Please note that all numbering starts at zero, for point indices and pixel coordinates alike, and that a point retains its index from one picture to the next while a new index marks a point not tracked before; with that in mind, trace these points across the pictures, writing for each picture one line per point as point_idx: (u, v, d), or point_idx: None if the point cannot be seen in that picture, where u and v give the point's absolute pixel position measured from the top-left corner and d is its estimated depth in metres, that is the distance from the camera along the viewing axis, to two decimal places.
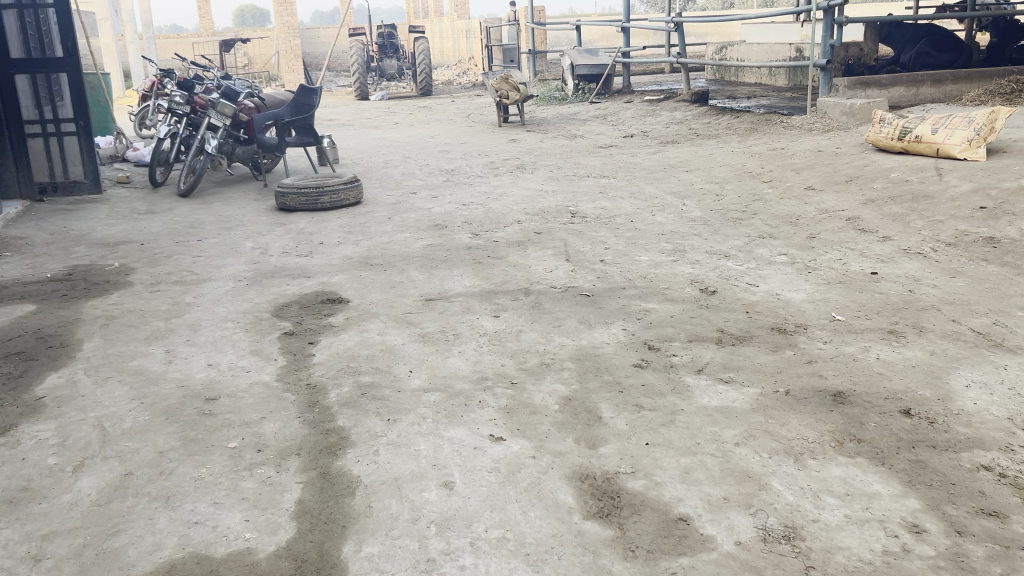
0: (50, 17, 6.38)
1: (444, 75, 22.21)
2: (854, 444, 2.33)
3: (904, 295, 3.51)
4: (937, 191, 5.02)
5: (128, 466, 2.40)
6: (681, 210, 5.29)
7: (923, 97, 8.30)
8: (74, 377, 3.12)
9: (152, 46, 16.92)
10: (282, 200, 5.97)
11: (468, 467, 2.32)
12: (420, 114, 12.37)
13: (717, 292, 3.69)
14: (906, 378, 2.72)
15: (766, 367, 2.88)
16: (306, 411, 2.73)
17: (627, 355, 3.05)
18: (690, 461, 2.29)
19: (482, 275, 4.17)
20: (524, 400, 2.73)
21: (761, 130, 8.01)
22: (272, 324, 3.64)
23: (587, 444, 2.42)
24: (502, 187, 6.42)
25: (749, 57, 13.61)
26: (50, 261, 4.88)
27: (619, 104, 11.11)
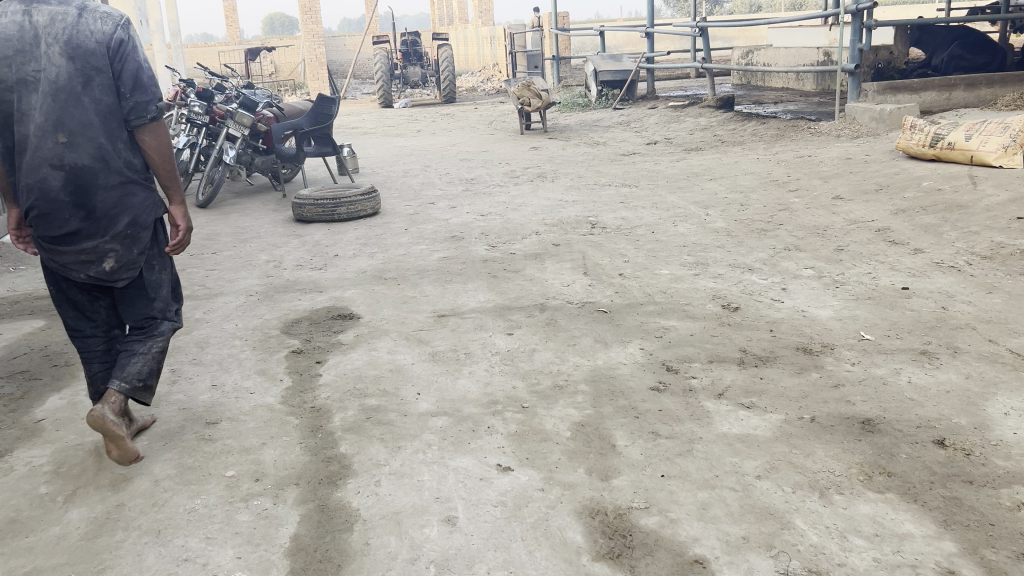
0: None
1: (469, 81, 22.13)
2: (884, 478, 2.19)
3: (937, 312, 3.35)
4: (971, 201, 4.84)
5: (120, 496, 2.31)
6: (704, 221, 5.15)
7: (956, 101, 8.08)
8: (77, 398, 3.04)
9: (180, 57, 17.03)
10: (299, 211, 5.91)
11: (472, 500, 2.21)
12: (442, 122, 12.28)
13: (740, 309, 3.55)
14: (941, 404, 2.57)
15: (790, 391, 2.73)
16: (308, 437, 2.63)
17: (644, 377, 2.92)
18: (708, 495, 2.16)
19: (497, 290, 4.05)
20: (534, 426, 2.61)
21: (789, 137, 7.83)
22: (280, 341, 3.55)
23: (599, 475, 2.30)
24: (522, 196, 6.31)
25: (776, 61, 13.40)
26: None
27: (643, 111, 10.96)
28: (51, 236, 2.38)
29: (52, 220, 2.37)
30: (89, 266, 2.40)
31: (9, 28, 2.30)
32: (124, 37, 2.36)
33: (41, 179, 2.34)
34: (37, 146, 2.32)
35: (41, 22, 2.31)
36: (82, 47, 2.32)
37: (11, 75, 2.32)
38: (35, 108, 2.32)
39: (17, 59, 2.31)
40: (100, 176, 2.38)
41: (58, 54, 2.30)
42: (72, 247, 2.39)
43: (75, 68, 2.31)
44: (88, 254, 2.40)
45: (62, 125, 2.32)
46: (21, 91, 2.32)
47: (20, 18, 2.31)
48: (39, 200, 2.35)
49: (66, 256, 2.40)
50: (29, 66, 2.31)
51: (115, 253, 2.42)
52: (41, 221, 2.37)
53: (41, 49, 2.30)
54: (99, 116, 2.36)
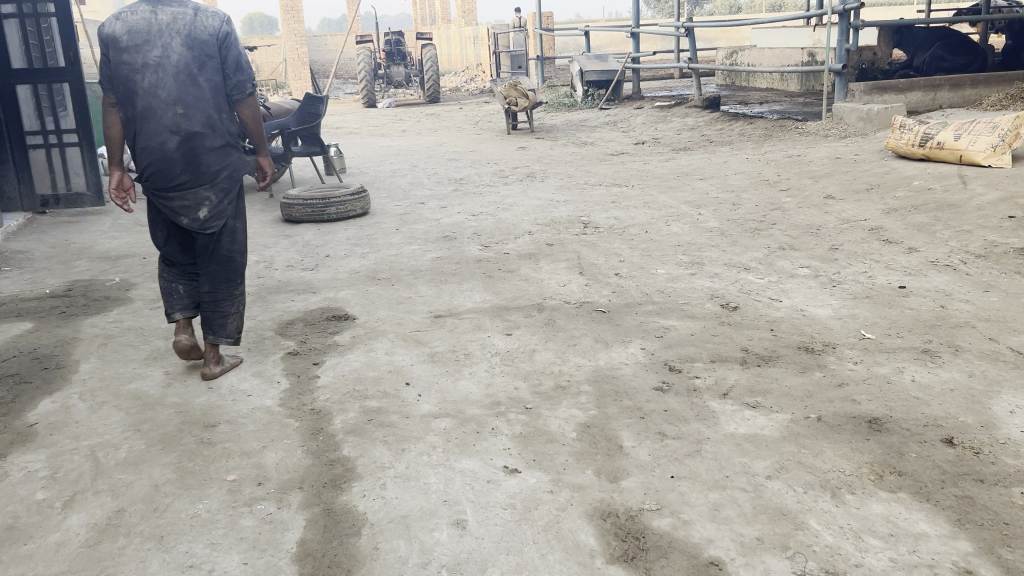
0: (53, 26, 6.24)
1: (452, 82, 22.08)
2: (895, 477, 2.18)
3: (936, 311, 3.35)
4: (962, 199, 4.86)
5: (120, 501, 2.26)
6: (697, 220, 5.15)
7: (941, 102, 8.14)
8: (69, 402, 2.98)
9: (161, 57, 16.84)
10: (288, 211, 5.86)
11: (481, 503, 2.18)
12: (428, 122, 12.23)
13: (739, 308, 3.54)
14: (946, 403, 2.57)
15: (795, 390, 2.72)
16: (309, 440, 2.59)
17: (647, 378, 2.90)
18: (719, 496, 2.14)
19: (493, 290, 4.02)
20: (539, 427, 2.59)
21: (776, 137, 7.85)
22: (275, 343, 3.50)
23: (608, 477, 2.27)
24: (512, 196, 6.29)
25: (760, 62, 13.46)
26: (49, 276, 4.76)
27: (629, 111, 10.96)
28: (161, 188, 2.98)
29: (167, 174, 2.97)
30: (192, 212, 2.99)
31: (139, 23, 2.92)
32: (230, 30, 3.03)
33: (161, 141, 2.95)
34: (160, 115, 2.94)
35: (165, 19, 2.94)
36: (198, 38, 2.97)
37: (140, 60, 2.94)
38: (158, 86, 2.94)
39: (145, 47, 2.93)
40: (207, 141, 3.00)
41: (178, 43, 2.94)
42: (180, 197, 2.98)
43: (192, 54, 2.96)
44: (194, 202, 2.99)
45: (180, 98, 2.94)
46: (148, 71, 2.94)
47: (148, 17, 2.95)
48: (158, 159, 2.96)
49: (172, 204, 2.99)
50: (155, 52, 2.93)
51: (211, 203, 3.02)
52: (155, 175, 2.97)
53: (166, 39, 2.94)
54: (209, 92, 3.01)
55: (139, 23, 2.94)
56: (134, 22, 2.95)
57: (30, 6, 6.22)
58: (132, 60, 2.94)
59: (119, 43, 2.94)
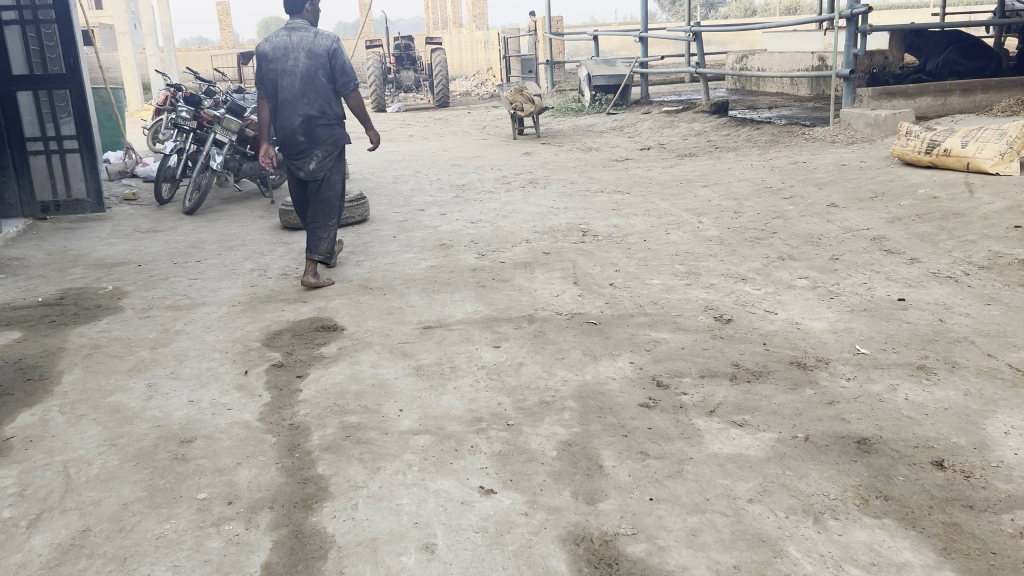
0: (54, 33, 6.23)
1: (463, 86, 22.03)
2: (881, 502, 2.10)
3: (935, 325, 3.27)
4: (967, 208, 4.77)
5: (87, 521, 2.22)
6: (697, 229, 5.07)
7: (951, 107, 8.02)
8: (48, 415, 2.94)
9: (172, 62, 16.87)
10: (287, 219, 5.83)
11: (452, 525, 2.12)
12: (435, 127, 12.19)
13: (732, 321, 3.46)
14: (939, 423, 2.49)
15: (784, 409, 2.65)
16: (284, 456, 2.54)
17: (633, 394, 2.83)
18: (697, 520, 2.08)
19: (485, 300, 3.96)
20: (519, 445, 2.52)
21: (782, 143, 7.77)
22: (261, 354, 3.46)
23: (585, 498, 2.21)
24: (513, 203, 6.23)
25: (770, 66, 13.33)
26: (43, 284, 4.73)
27: (636, 115, 10.88)
28: (288, 152, 4.40)
29: (291, 143, 4.38)
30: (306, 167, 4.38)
31: (279, 43, 4.36)
32: (337, 47, 4.36)
33: (288, 121, 4.36)
34: (290, 103, 4.36)
35: (296, 40, 4.35)
36: (315, 53, 4.34)
37: (278, 68, 4.37)
38: (289, 85, 4.36)
39: (281, 58, 4.36)
40: (320, 122, 4.38)
41: (303, 56, 4.33)
42: (299, 159, 4.39)
43: (311, 63, 4.34)
44: (310, 163, 4.38)
45: (303, 93, 4.34)
46: (282, 75, 4.37)
47: (284, 38, 4.37)
48: (287, 133, 4.38)
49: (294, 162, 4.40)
50: (286, 61, 4.35)
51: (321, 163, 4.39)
52: (286, 144, 4.40)
53: (295, 52, 4.35)
54: (322, 89, 4.37)
55: (279, 42, 4.38)
56: (276, 40, 4.39)
57: (31, 13, 6.21)
58: (275, 67, 4.38)
59: (267, 57, 4.39)
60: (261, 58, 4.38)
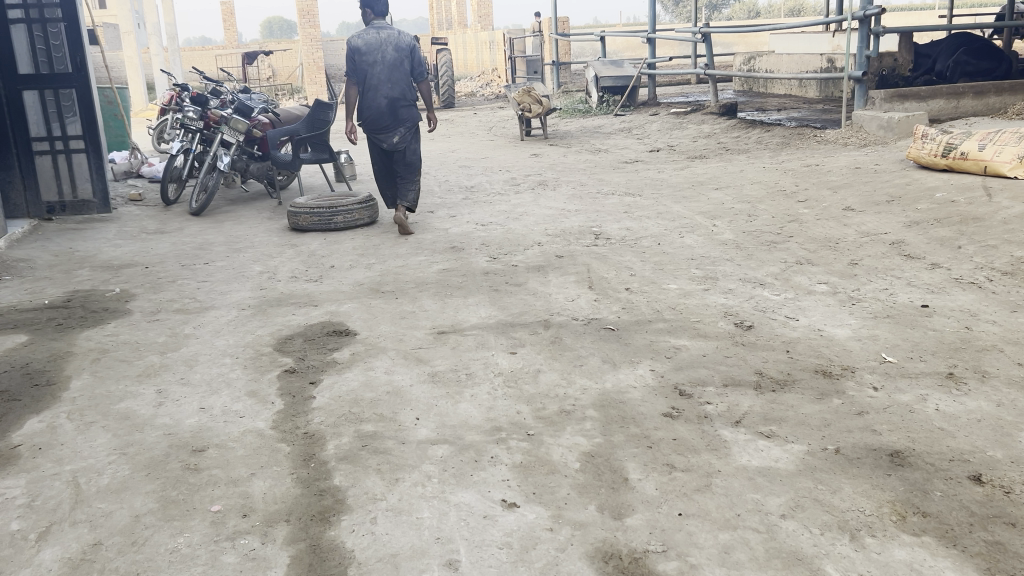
0: (61, 32, 6.17)
1: (468, 87, 21.96)
2: (919, 518, 2.03)
3: (961, 333, 3.20)
4: (986, 213, 4.70)
5: (98, 534, 2.15)
6: (711, 232, 5.00)
7: (964, 109, 7.95)
8: (56, 422, 2.88)
9: (177, 61, 16.82)
10: (295, 220, 5.75)
11: (475, 541, 2.06)
12: (441, 127, 12.14)
13: (754, 327, 3.39)
14: (973, 435, 2.42)
15: (812, 419, 2.58)
16: (300, 466, 2.48)
17: (656, 403, 2.76)
18: (729, 537, 2.01)
19: (499, 305, 3.90)
20: (540, 456, 2.45)
21: (794, 145, 7.70)
22: (272, 360, 3.39)
23: (612, 513, 2.14)
24: (523, 205, 6.16)
25: (778, 67, 13.26)
26: (50, 286, 4.67)
27: (644, 117, 10.82)
28: (376, 126, 5.46)
29: (378, 119, 5.46)
30: (389, 140, 5.48)
31: (371, 38, 5.46)
32: (415, 44, 5.56)
33: (376, 102, 5.46)
34: (378, 88, 5.47)
35: (385, 36, 5.48)
36: (400, 48, 5.50)
37: (369, 58, 5.47)
38: (378, 73, 5.47)
39: (374, 51, 5.46)
40: (400, 104, 5.50)
41: (391, 49, 5.47)
42: (384, 133, 5.48)
43: (397, 55, 5.49)
44: (393, 136, 5.48)
45: (390, 79, 5.48)
46: (373, 64, 5.46)
47: (374, 35, 5.47)
48: (375, 112, 5.45)
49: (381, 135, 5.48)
50: (377, 54, 5.46)
51: (401, 137, 5.50)
52: (373, 120, 5.46)
53: (383, 47, 5.46)
54: (405, 77, 5.54)
55: (370, 38, 5.47)
56: (367, 37, 5.47)
57: (37, 11, 6.15)
58: (367, 58, 5.47)
59: (360, 50, 5.46)
60: (356, 50, 5.44)
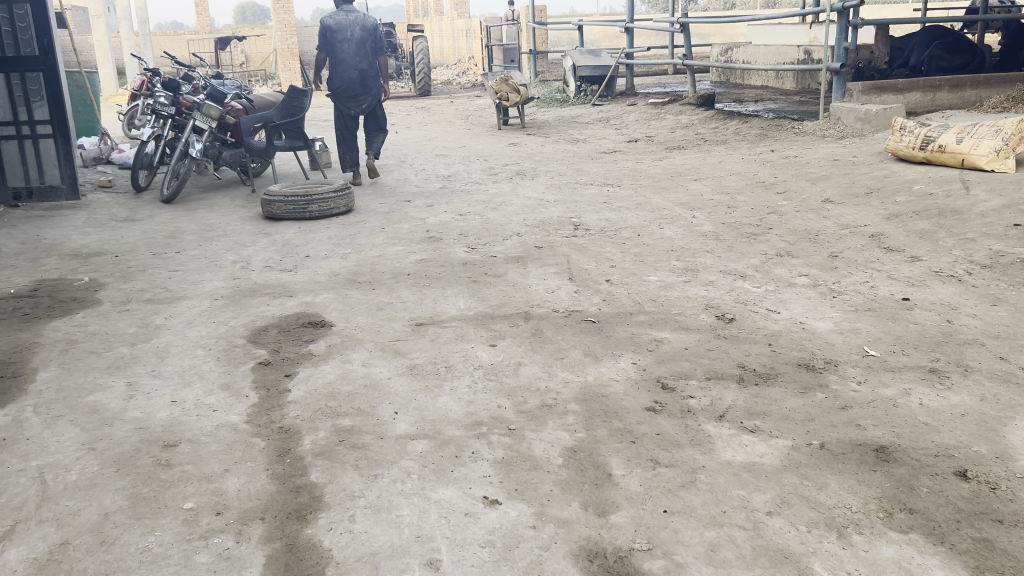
0: (26, 13, 5.97)
1: (444, 75, 21.78)
2: (905, 515, 2.01)
3: (943, 327, 3.19)
4: (964, 206, 4.70)
5: (65, 533, 2.08)
6: (691, 223, 4.98)
7: (940, 103, 7.98)
8: (22, 415, 2.79)
9: (148, 45, 16.54)
10: (269, 208, 5.65)
11: (457, 540, 2.01)
12: (417, 115, 12.03)
13: (735, 320, 3.37)
14: (957, 430, 2.40)
15: (796, 414, 2.55)
16: (275, 462, 2.41)
17: (638, 397, 2.72)
18: (716, 535, 1.98)
19: (478, 296, 3.84)
20: (522, 452, 2.41)
21: (772, 136, 7.69)
22: (246, 352, 3.32)
23: (595, 510, 2.10)
24: (501, 195, 6.10)
25: (756, 58, 13.26)
26: (17, 274, 4.55)
27: (622, 107, 10.76)
28: (346, 94, 6.68)
29: (348, 88, 6.68)
30: (358, 105, 6.72)
31: (341, 20, 6.71)
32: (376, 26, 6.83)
33: (348, 73, 6.69)
34: (347, 61, 6.70)
35: (352, 18, 6.74)
36: (365, 29, 6.78)
37: (341, 37, 6.70)
38: (348, 49, 6.72)
39: (344, 31, 6.71)
40: (367, 75, 6.76)
41: (358, 29, 6.73)
42: (353, 99, 6.72)
43: (363, 35, 6.76)
44: (361, 101, 6.73)
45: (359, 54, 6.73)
46: (343, 42, 6.71)
47: (344, 17, 6.72)
48: (346, 81, 6.67)
49: (349, 101, 6.71)
50: (347, 33, 6.73)
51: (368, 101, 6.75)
52: (345, 88, 6.69)
53: (351, 28, 6.71)
54: (369, 54, 6.81)
55: (339, 20, 6.72)
56: (337, 19, 6.72)
57: None
58: (338, 37, 6.72)
59: (331, 29, 6.71)
60: (329, 30, 6.69)
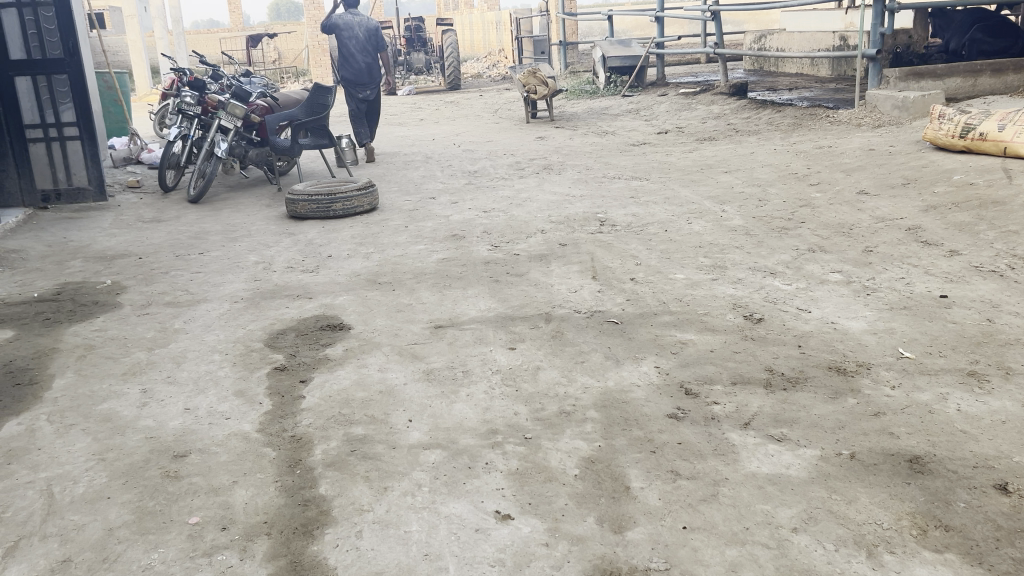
0: (52, 16, 6.01)
1: (475, 67, 21.67)
2: (941, 533, 1.90)
3: (983, 326, 3.04)
4: (1007, 196, 4.52)
5: (68, 549, 2.04)
6: (720, 218, 4.85)
7: (982, 88, 7.72)
8: (36, 424, 2.76)
9: (181, 44, 16.66)
10: (293, 207, 5.62)
11: (465, 558, 1.93)
12: (446, 110, 11.95)
13: (764, 320, 3.24)
14: (998, 439, 2.27)
15: (825, 421, 2.44)
16: (285, 474, 2.35)
17: (661, 403, 2.62)
18: (737, 554, 1.88)
19: (500, 297, 3.76)
20: (538, 462, 2.32)
21: (806, 126, 7.51)
22: (263, 356, 3.27)
23: (612, 526, 2.01)
24: (527, 190, 6.01)
25: (790, 45, 12.98)
26: (42, 277, 4.56)
27: (653, 98, 10.60)
28: (356, 83, 7.52)
29: (357, 78, 7.55)
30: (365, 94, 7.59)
31: (348, 20, 7.56)
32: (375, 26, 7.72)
33: (356, 66, 7.52)
34: (355, 55, 7.54)
35: (356, 20, 7.60)
36: (368, 29, 7.64)
37: (348, 34, 7.54)
38: (355, 45, 7.54)
39: (350, 29, 7.54)
40: (372, 69, 7.62)
41: (362, 29, 7.59)
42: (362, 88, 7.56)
43: (366, 35, 7.63)
44: (367, 90, 7.60)
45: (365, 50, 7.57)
46: (350, 39, 7.54)
47: (349, 18, 7.59)
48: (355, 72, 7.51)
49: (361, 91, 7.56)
50: (353, 32, 7.55)
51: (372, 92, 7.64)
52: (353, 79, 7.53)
53: (356, 26, 7.58)
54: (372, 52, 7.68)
55: (347, 20, 7.56)
56: (345, 19, 7.55)
57: None
58: (346, 35, 7.54)
59: (340, 27, 7.54)
60: (340, 28, 7.50)
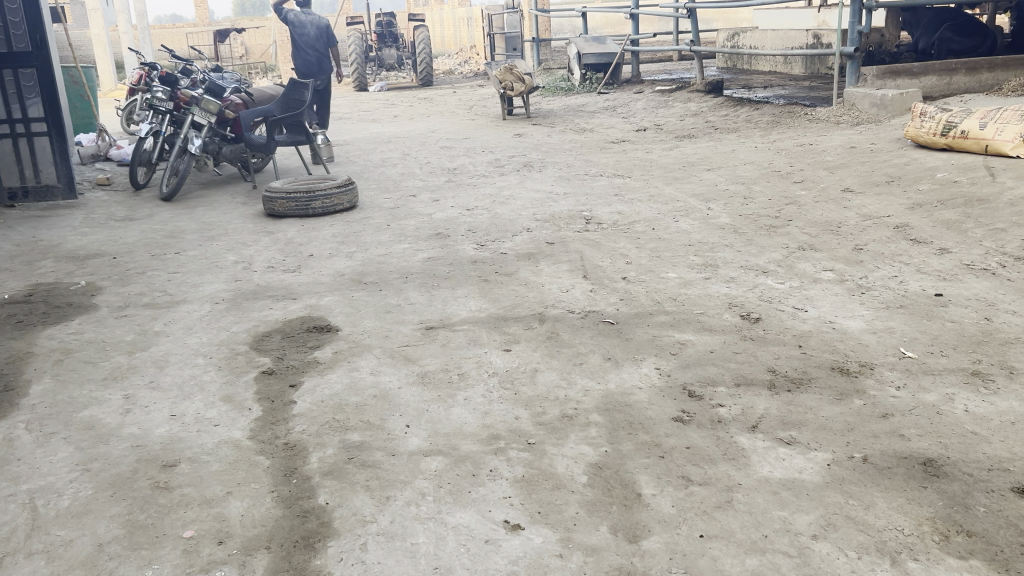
0: (18, 7, 5.79)
1: (446, 64, 21.51)
2: (964, 539, 1.86)
3: (981, 325, 3.02)
4: (992, 194, 4.53)
5: (54, 568, 1.93)
6: (707, 216, 4.81)
7: (956, 86, 7.78)
8: (13, 433, 2.63)
9: (147, 39, 16.36)
10: (271, 206, 5.50)
11: (477, 571, 1.86)
12: (420, 106, 11.83)
13: (761, 320, 3.20)
14: (1009, 440, 2.24)
15: (833, 424, 2.40)
16: (281, 484, 2.26)
17: (664, 406, 2.56)
18: (758, 563, 1.83)
19: (490, 297, 3.68)
20: (544, 469, 2.25)
21: (784, 123, 7.51)
22: (248, 360, 3.16)
23: (626, 535, 1.95)
24: (509, 188, 5.93)
25: (763, 43, 13.01)
26: (12, 278, 4.41)
27: (629, 95, 10.57)
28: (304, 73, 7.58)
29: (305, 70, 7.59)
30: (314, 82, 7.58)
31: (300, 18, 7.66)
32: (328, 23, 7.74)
33: (304, 59, 7.57)
34: (305, 49, 7.59)
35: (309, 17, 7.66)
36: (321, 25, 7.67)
37: (299, 31, 7.62)
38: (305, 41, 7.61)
39: (301, 27, 7.63)
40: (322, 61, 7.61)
41: (313, 25, 7.64)
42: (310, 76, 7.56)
43: (317, 30, 7.65)
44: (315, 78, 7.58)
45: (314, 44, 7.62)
46: (301, 35, 7.62)
47: (302, 17, 7.67)
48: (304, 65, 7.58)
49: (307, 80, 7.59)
50: (305, 29, 7.62)
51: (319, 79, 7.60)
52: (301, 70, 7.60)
53: (309, 25, 7.64)
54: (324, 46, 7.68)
55: (300, 19, 7.65)
56: (298, 17, 7.64)
57: None
58: (297, 32, 7.62)
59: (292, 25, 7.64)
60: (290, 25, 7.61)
